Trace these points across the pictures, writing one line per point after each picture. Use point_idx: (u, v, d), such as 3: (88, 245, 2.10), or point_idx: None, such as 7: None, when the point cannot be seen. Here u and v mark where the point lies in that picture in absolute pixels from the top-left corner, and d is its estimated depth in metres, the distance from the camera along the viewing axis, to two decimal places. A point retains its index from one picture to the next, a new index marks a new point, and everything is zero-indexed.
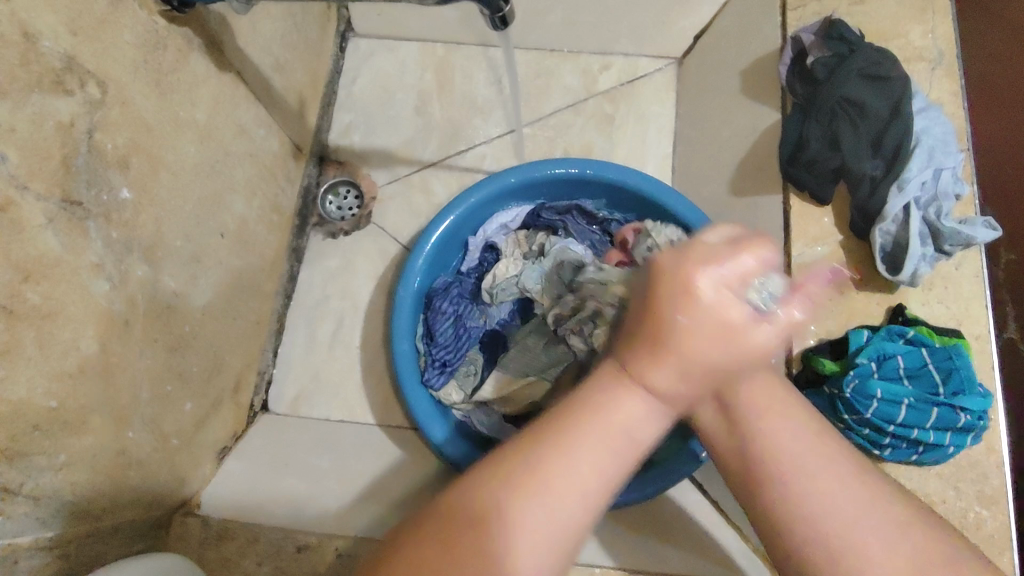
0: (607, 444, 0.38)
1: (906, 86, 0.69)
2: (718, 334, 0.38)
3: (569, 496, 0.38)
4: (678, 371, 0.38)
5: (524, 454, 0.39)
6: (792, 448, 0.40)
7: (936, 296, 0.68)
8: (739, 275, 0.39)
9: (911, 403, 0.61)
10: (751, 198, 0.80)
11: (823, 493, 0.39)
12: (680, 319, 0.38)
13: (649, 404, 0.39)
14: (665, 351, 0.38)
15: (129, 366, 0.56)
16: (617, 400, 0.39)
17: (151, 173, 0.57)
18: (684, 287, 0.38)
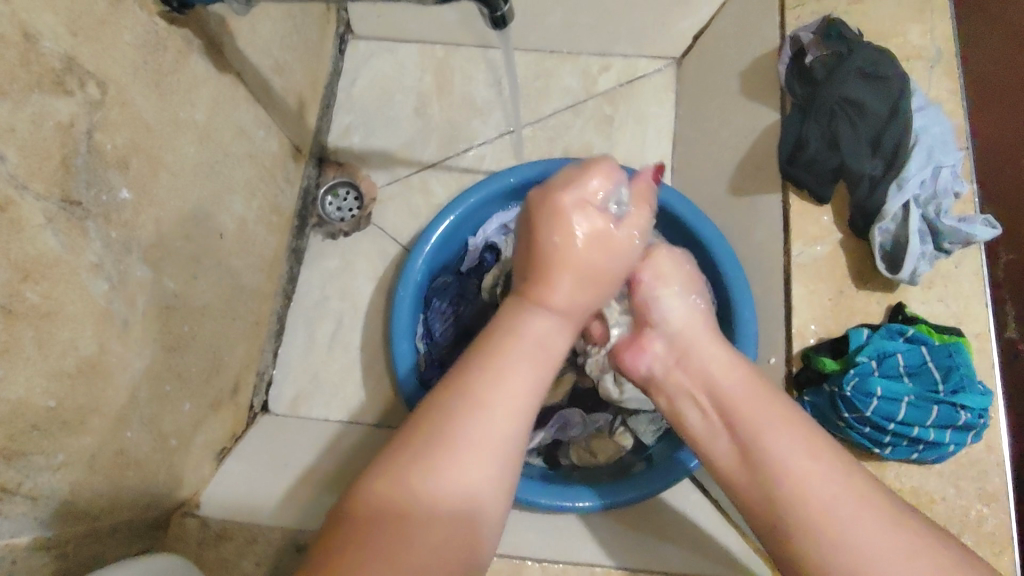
0: (525, 357, 0.48)
1: (905, 85, 0.69)
2: (597, 248, 0.52)
3: (496, 415, 0.45)
4: (568, 286, 0.51)
5: (455, 393, 0.46)
6: (800, 471, 0.46)
7: (936, 295, 0.68)
8: (590, 200, 0.52)
9: (911, 400, 0.61)
10: (751, 197, 0.80)
11: (823, 496, 0.45)
12: (556, 242, 0.51)
13: (551, 319, 0.50)
14: (553, 273, 0.51)
15: (129, 366, 0.56)
16: (521, 326, 0.50)
17: (150, 173, 0.57)
18: (555, 218, 0.51)
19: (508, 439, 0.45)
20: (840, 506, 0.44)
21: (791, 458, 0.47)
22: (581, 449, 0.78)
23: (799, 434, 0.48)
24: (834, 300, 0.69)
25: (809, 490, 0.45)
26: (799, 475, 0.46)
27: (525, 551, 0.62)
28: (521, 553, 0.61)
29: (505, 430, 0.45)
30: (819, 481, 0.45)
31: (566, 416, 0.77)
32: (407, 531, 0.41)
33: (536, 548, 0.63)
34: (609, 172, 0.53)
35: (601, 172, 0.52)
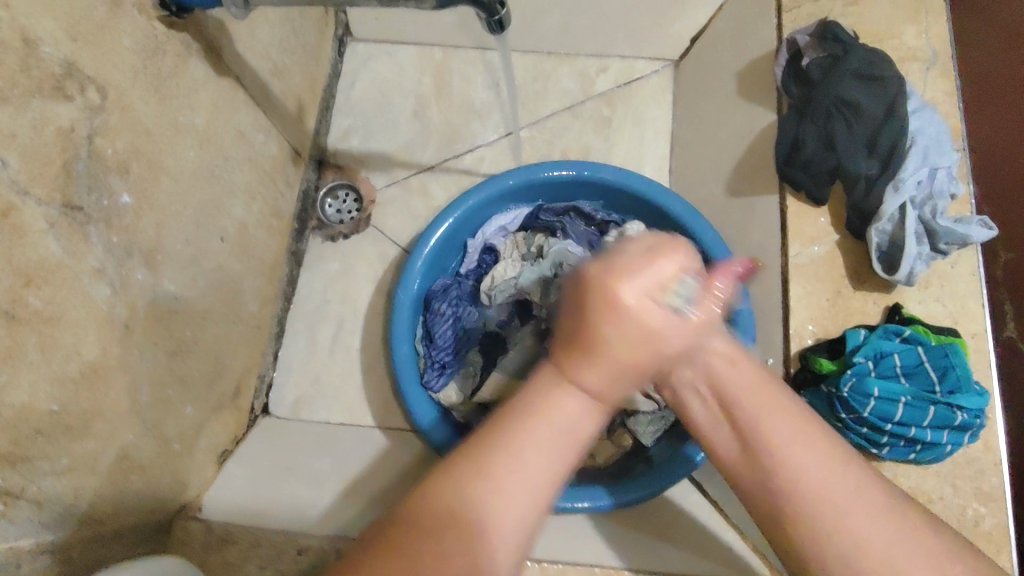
0: (551, 448, 0.38)
1: (901, 86, 0.70)
2: (641, 337, 0.38)
3: (519, 502, 0.37)
4: (610, 374, 0.38)
5: (467, 473, 0.37)
6: (810, 469, 0.41)
7: (933, 295, 0.69)
8: (657, 278, 0.38)
9: (908, 400, 0.61)
10: (749, 198, 0.80)
11: (824, 489, 0.40)
12: (611, 332, 0.37)
13: (581, 406, 0.39)
14: (598, 356, 0.38)
15: (131, 371, 0.56)
16: (549, 397, 0.39)
17: (151, 178, 0.57)
18: (607, 298, 0.38)
19: (526, 515, 0.37)
20: (845, 503, 0.40)
21: (801, 454, 0.41)
22: None
23: (802, 423, 0.43)
24: (832, 301, 0.69)
25: (808, 478, 0.41)
26: (806, 470, 0.41)
27: None
28: None
29: (528, 516, 0.38)
30: (827, 475, 0.41)
31: None
32: (415, 567, 0.36)
33: (535, 549, 0.63)
34: (683, 255, 0.39)
35: (674, 260, 0.39)
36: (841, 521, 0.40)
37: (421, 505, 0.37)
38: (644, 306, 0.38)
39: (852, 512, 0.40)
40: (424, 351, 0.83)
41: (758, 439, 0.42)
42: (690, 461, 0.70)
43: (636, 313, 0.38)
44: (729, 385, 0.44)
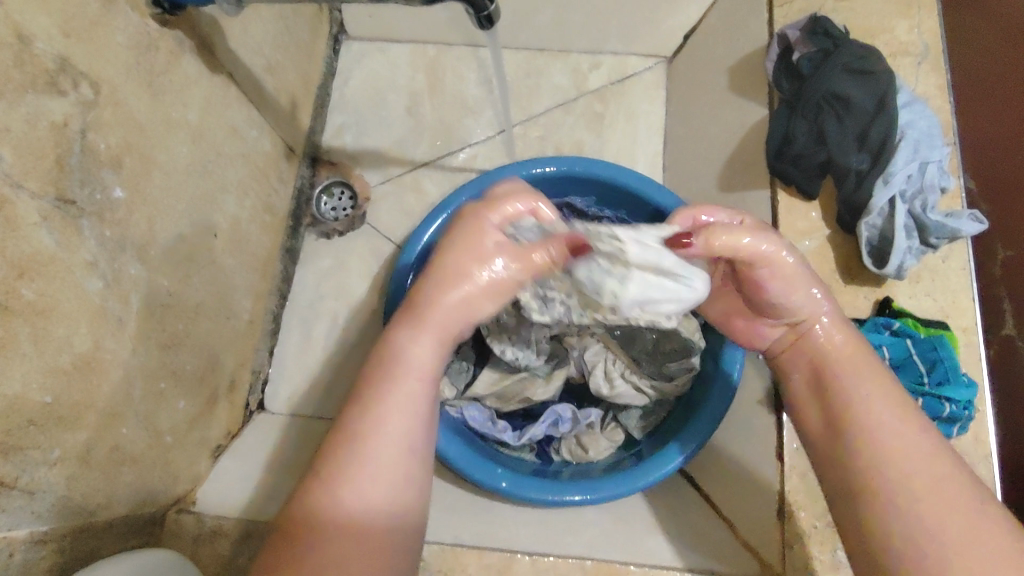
0: (409, 390, 0.47)
1: (891, 79, 0.70)
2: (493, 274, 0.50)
3: (385, 455, 0.45)
4: (457, 304, 0.49)
5: (343, 439, 0.45)
6: (890, 438, 0.46)
7: (923, 289, 0.69)
8: (504, 216, 0.51)
9: None
10: (740, 193, 0.81)
11: (905, 456, 0.45)
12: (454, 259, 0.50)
13: (425, 347, 0.48)
14: (448, 290, 0.49)
15: (123, 363, 0.56)
16: (401, 346, 0.48)
17: (143, 172, 0.58)
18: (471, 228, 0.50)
19: (398, 450, 0.45)
20: (915, 470, 0.44)
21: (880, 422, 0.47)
22: (575, 446, 0.77)
23: (893, 403, 0.48)
24: None
25: (884, 446, 0.46)
26: (886, 440, 0.46)
27: (515, 543, 0.62)
28: (512, 546, 0.62)
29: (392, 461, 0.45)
30: (909, 450, 0.45)
31: (557, 413, 0.77)
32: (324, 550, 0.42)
33: (528, 542, 0.63)
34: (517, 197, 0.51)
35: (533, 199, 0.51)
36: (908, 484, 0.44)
37: (315, 498, 0.43)
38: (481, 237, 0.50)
39: (921, 482, 0.43)
40: None
41: (842, 407, 0.49)
42: (716, 412, 0.70)
43: (485, 241, 0.50)
44: (827, 360, 0.53)
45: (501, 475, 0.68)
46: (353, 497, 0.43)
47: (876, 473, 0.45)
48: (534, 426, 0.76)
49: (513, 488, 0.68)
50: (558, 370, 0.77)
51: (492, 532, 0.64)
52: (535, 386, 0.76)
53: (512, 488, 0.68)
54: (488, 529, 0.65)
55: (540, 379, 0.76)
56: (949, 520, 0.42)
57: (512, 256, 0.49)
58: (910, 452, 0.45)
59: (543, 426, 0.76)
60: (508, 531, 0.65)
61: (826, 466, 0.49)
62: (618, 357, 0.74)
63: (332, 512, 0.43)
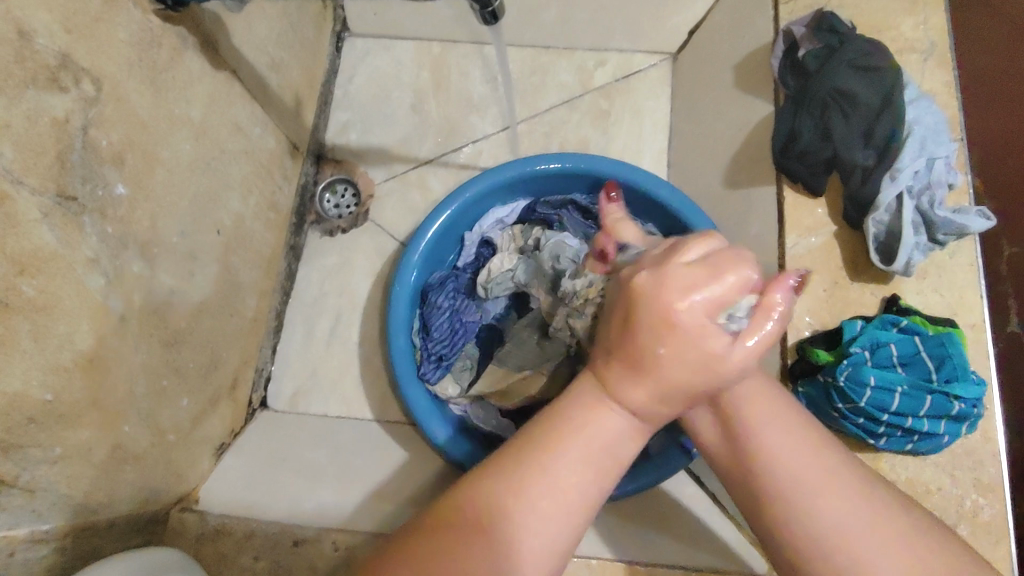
0: (591, 461, 0.44)
1: (897, 75, 0.69)
2: (700, 361, 0.41)
3: (547, 508, 0.43)
4: (650, 390, 0.43)
5: (530, 450, 0.44)
6: (780, 454, 0.43)
7: (931, 286, 0.68)
8: (707, 301, 0.41)
9: (905, 390, 0.59)
10: (746, 190, 0.80)
11: (803, 483, 0.42)
12: (664, 347, 0.41)
13: (626, 424, 0.44)
14: (641, 372, 0.42)
15: (125, 362, 0.56)
16: (593, 416, 0.44)
17: (145, 168, 0.57)
18: (663, 309, 0.41)
19: (568, 507, 0.43)
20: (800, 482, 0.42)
21: (773, 437, 0.44)
22: None
23: (802, 429, 0.44)
24: (829, 292, 0.69)
25: (777, 466, 0.43)
26: (785, 465, 0.43)
27: None
28: None
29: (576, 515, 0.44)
30: (798, 459, 0.43)
31: None
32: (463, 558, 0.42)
33: None
34: (747, 272, 0.42)
35: (702, 247, 0.43)
36: (813, 509, 0.41)
37: (495, 504, 0.43)
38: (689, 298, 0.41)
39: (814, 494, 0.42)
40: (421, 343, 0.82)
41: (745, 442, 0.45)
42: None
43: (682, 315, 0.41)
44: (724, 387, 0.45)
45: None
46: (519, 529, 0.42)
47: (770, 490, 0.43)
48: None
49: None
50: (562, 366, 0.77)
51: None
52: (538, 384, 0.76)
53: None
54: None
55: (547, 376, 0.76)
56: (846, 526, 0.40)
57: (722, 307, 0.41)
58: (801, 464, 0.43)
59: None
60: None
61: (730, 479, 0.46)
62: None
63: (496, 518, 0.43)
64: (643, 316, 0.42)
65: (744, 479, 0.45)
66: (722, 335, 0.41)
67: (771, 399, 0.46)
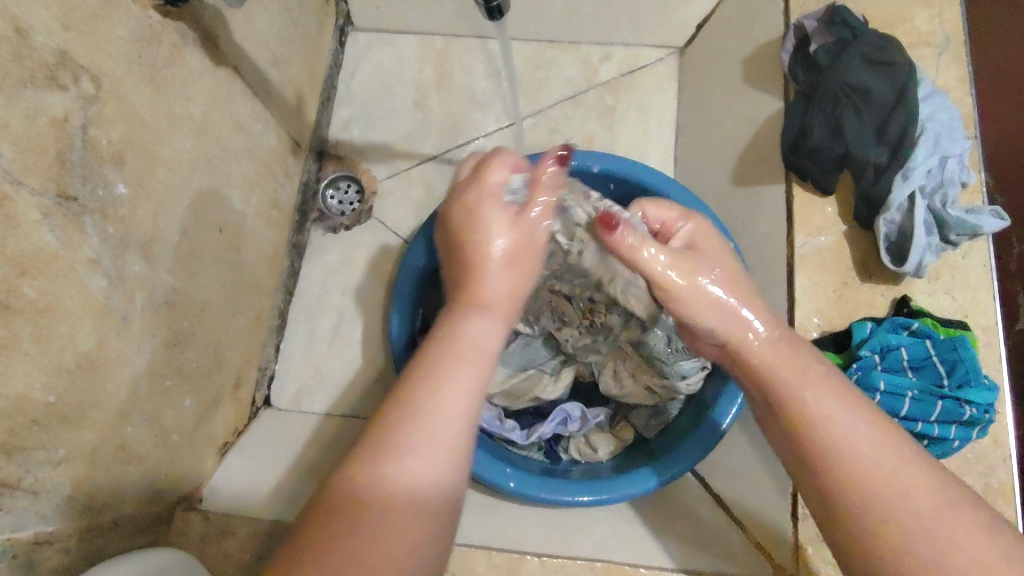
0: (466, 363, 0.43)
1: (911, 70, 0.68)
2: (523, 242, 0.48)
3: (442, 438, 0.40)
4: (500, 279, 0.47)
5: (387, 429, 0.40)
6: (836, 425, 0.44)
7: (943, 286, 0.67)
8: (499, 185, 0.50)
9: (915, 395, 0.58)
10: (753, 188, 0.79)
11: (864, 452, 0.42)
12: (477, 239, 0.48)
13: (490, 319, 0.45)
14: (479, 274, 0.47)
15: (128, 362, 0.56)
16: (461, 324, 0.45)
17: (146, 168, 0.57)
18: (466, 210, 0.49)
19: (459, 431, 0.41)
20: (884, 463, 0.42)
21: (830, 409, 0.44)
22: (582, 443, 0.75)
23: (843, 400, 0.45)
24: (838, 293, 0.68)
25: (846, 445, 0.43)
26: (845, 437, 0.43)
27: (525, 545, 0.62)
28: (520, 547, 0.61)
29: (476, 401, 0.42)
30: (856, 434, 0.43)
31: (567, 411, 0.74)
32: (354, 532, 0.38)
33: (536, 543, 0.62)
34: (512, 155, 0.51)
35: (500, 161, 0.51)
36: (880, 482, 0.41)
37: (357, 481, 0.39)
38: (494, 210, 0.48)
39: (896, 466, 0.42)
40: None
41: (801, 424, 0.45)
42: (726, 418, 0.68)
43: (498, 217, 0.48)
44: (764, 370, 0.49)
45: (509, 475, 0.67)
46: (410, 479, 0.39)
47: (869, 488, 0.41)
48: (542, 424, 0.74)
49: (523, 487, 0.66)
50: (566, 368, 0.76)
51: (500, 531, 0.64)
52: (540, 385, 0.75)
53: (522, 487, 0.66)
54: (495, 527, 0.65)
55: (548, 377, 0.75)
56: (907, 484, 0.41)
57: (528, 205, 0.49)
58: (874, 442, 0.43)
59: (551, 424, 0.74)
60: (516, 531, 0.65)
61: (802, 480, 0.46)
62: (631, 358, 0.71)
63: (375, 492, 0.39)
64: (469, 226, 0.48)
65: (820, 473, 0.44)
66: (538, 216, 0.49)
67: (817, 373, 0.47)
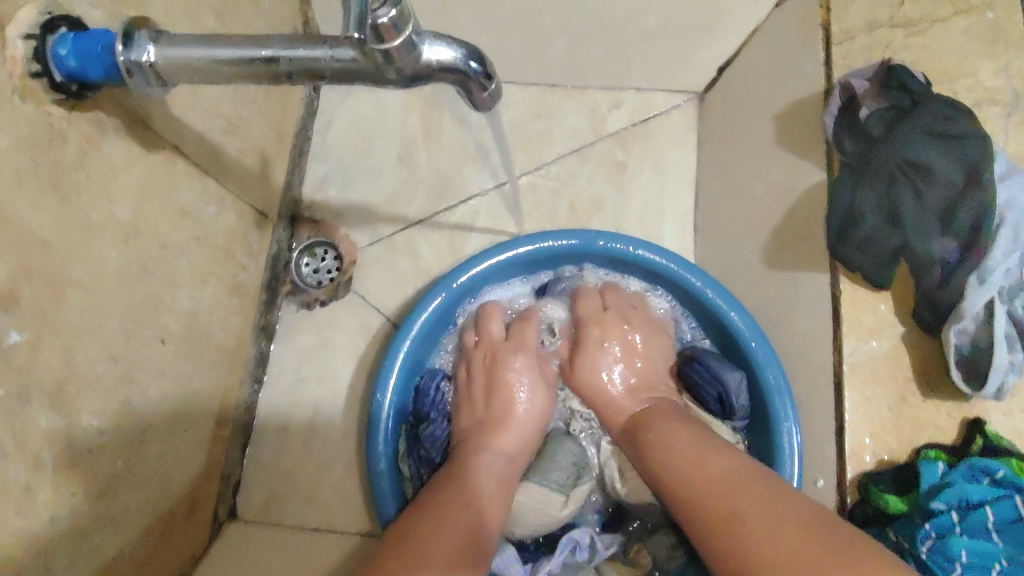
0: (459, 477, 0.60)
1: (985, 143, 0.57)
2: (517, 370, 0.71)
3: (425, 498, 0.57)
4: (515, 439, 0.68)
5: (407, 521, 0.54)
6: (674, 457, 0.58)
7: (1021, 404, 0.56)
8: (495, 328, 0.74)
9: (1004, 568, 0.48)
10: (789, 274, 0.68)
11: (684, 464, 0.56)
12: (507, 378, 0.70)
13: (473, 444, 0.66)
14: (506, 419, 0.68)
15: (32, 538, 0.45)
16: (468, 455, 0.64)
17: (50, 299, 0.46)
18: (484, 343, 0.73)
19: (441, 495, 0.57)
20: (701, 467, 0.55)
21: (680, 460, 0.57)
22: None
23: (690, 444, 0.59)
24: (896, 411, 0.57)
25: (678, 465, 0.57)
26: (678, 457, 0.58)
27: None
28: None
29: (501, 482, 0.62)
30: (685, 457, 0.57)
31: (575, 540, 0.67)
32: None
33: None
34: (491, 309, 0.75)
35: (490, 319, 0.74)
36: (694, 480, 0.54)
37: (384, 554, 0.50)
38: (534, 382, 0.72)
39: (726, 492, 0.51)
40: (411, 471, 0.72)
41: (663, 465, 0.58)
42: None
43: (507, 359, 0.72)
44: (651, 438, 0.62)
45: None
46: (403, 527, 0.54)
47: (682, 483, 0.55)
48: (550, 560, 0.65)
49: None
50: (577, 488, 0.69)
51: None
52: (553, 506, 0.67)
53: None
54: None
55: (558, 497, 0.67)
56: (718, 477, 0.53)
57: (514, 341, 0.73)
58: (691, 458, 0.57)
59: (560, 559, 0.66)
60: None
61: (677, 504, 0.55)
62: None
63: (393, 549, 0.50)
64: (499, 384, 0.70)
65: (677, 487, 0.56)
66: (524, 360, 0.72)
67: (692, 438, 0.59)
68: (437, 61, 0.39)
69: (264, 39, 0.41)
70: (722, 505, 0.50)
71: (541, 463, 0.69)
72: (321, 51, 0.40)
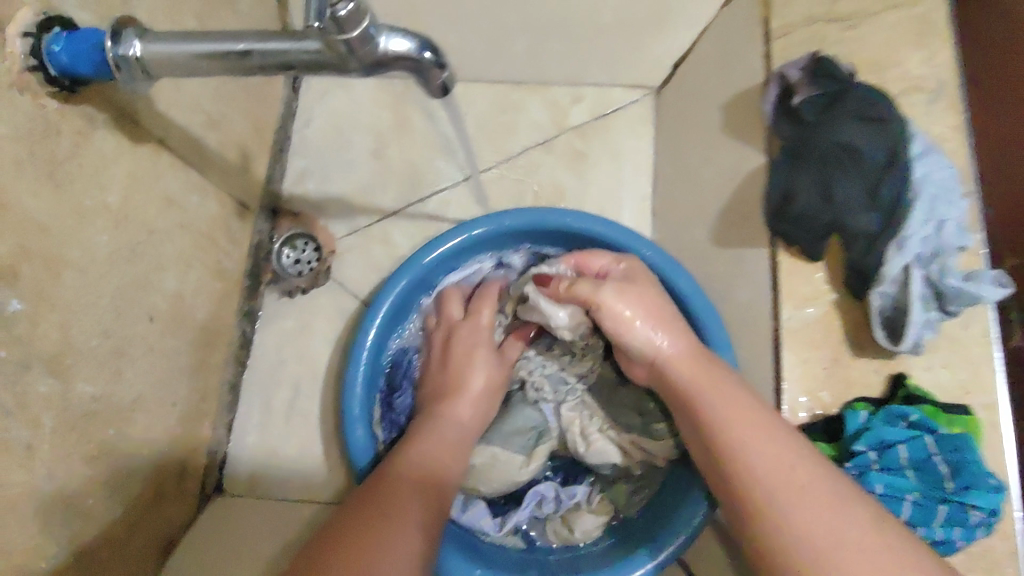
0: (417, 450, 0.63)
1: (904, 126, 0.63)
2: (469, 345, 0.75)
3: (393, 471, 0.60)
4: (467, 408, 0.70)
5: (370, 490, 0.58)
6: (713, 410, 0.57)
7: (941, 360, 0.61)
8: (456, 307, 0.80)
9: (916, 498, 0.56)
10: (735, 251, 0.73)
11: (722, 418, 0.56)
12: (460, 352, 0.75)
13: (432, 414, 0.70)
14: (459, 389, 0.71)
15: (34, 493, 0.49)
16: (421, 425, 0.68)
17: (49, 276, 0.50)
18: (445, 324, 0.79)
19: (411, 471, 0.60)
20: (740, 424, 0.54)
21: (750, 436, 0.53)
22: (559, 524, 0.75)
23: (731, 398, 0.57)
24: (829, 371, 0.62)
25: (715, 418, 0.56)
26: (713, 410, 0.57)
27: None
28: None
29: (451, 451, 0.66)
30: (725, 409, 0.56)
31: (540, 494, 0.74)
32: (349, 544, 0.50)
33: None
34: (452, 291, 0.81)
35: (450, 300, 0.80)
36: (734, 438, 0.54)
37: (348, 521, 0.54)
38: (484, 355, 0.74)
39: (806, 496, 0.49)
40: (385, 436, 0.77)
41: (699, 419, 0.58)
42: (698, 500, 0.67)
43: (462, 335, 0.76)
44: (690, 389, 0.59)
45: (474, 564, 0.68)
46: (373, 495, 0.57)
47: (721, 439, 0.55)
48: (518, 512, 0.73)
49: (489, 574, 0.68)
50: (537, 449, 0.74)
51: None
52: (515, 466, 0.72)
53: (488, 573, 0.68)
54: None
55: (520, 458, 0.73)
56: (759, 436, 0.53)
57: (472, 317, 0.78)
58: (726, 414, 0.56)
59: (527, 511, 0.73)
60: None
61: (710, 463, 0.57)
62: (595, 414, 0.76)
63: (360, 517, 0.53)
64: (452, 358, 0.75)
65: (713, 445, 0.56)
66: (484, 335, 0.76)
67: (725, 389, 0.58)
68: (394, 51, 0.44)
69: (240, 35, 0.46)
70: (759, 472, 0.52)
71: (503, 430, 0.74)
72: (289, 44, 0.45)
